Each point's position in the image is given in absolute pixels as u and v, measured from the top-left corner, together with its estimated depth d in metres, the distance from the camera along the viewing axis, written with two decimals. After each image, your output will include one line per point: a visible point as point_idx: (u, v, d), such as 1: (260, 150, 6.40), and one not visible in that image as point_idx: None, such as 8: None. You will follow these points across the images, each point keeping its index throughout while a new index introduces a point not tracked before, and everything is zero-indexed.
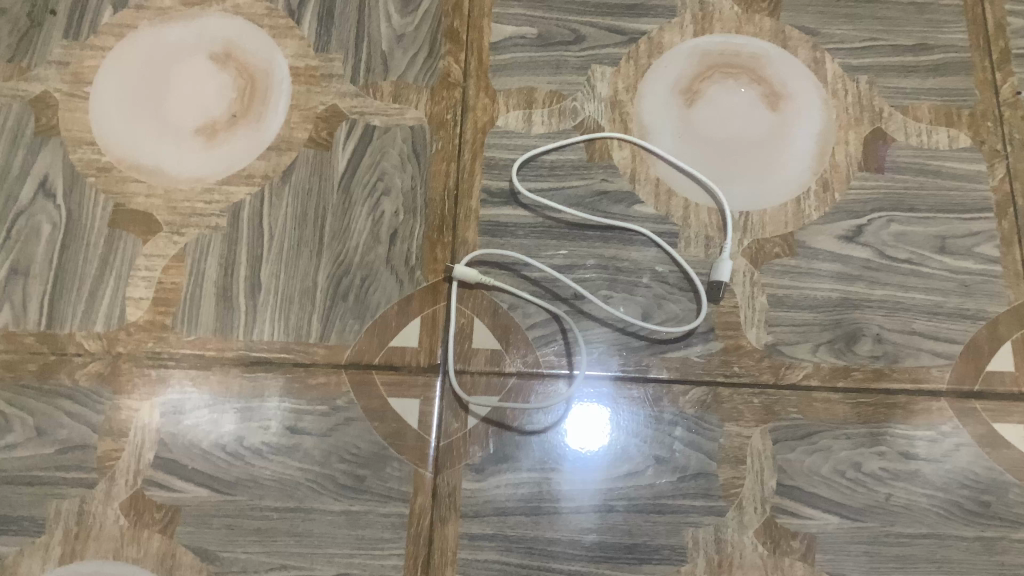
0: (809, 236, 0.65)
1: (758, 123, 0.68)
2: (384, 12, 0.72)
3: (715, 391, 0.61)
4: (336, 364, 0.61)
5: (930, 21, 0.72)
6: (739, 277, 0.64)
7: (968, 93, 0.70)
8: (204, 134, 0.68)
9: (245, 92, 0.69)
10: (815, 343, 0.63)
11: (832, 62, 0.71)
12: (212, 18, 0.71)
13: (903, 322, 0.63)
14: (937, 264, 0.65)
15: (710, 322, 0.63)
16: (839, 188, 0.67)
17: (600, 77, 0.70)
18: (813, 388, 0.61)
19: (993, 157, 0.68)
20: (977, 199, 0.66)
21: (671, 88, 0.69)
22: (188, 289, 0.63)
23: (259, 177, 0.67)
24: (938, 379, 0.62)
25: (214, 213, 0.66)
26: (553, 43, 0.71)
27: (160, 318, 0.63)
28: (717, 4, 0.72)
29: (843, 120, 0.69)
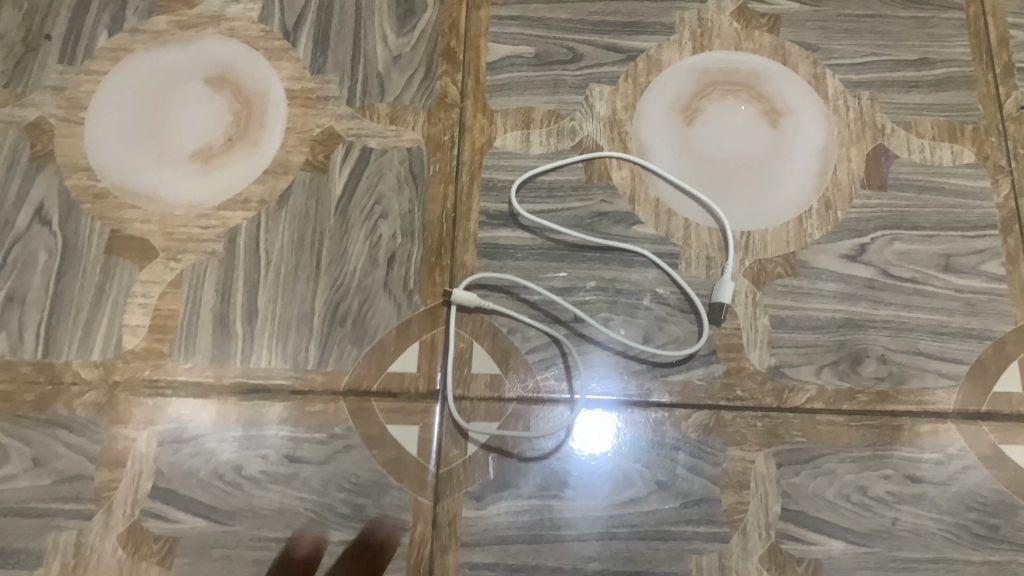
0: (811, 256, 0.65)
1: (761, 140, 0.67)
2: (381, 33, 0.71)
3: (718, 415, 0.60)
4: (334, 391, 0.61)
5: (932, 35, 0.71)
6: (741, 297, 0.64)
7: (971, 108, 0.69)
8: (200, 158, 0.67)
9: (241, 115, 0.68)
10: (818, 364, 0.62)
11: (833, 78, 0.70)
12: (208, 41, 0.71)
13: (907, 342, 0.62)
14: (942, 283, 0.64)
15: (712, 344, 0.62)
16: (841, 207, 0.66)
17: (598, 97, 0.69)
18: (817, 410, 0.61)
19: (997, 173, 0.67)
20: (982, 216, 0.66)
21: (672, 106, 0.69)
22: (185, 316, 0.63)
23: (255, 202, 0.66)
24: (944, 401, 0.61)
25: (211, 238, 0.65)
26: (551, 62, 0.70)
27: (156, 346, 0.62)
28: (716, 20, 0.72)
29: (844, 137, 0.68)
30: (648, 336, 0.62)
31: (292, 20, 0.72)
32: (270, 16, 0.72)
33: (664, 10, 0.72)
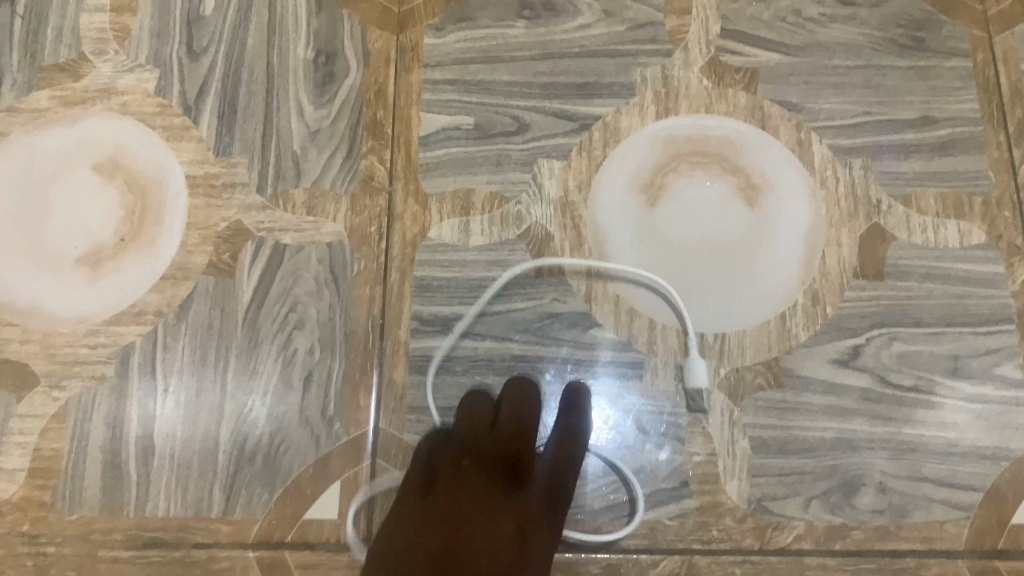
0: (796, 362, 0.55)
1: (736, 224, 0.58)
2: (295, 104, 0.61)
3: (690, 561, 0.52)
4: (242, 544, 0.53)
5: (935, 88, 0.61)
6: (715, 416, 0.55)
7: (979, 177, 0.59)
8: (88, 263, 0.58)
9: (135, 210, 0.59)
10: (806, 496, 0.53)
11: (820, 143, 0.60)
12: (96, 121, 0.61)
13: (909, 465, 0.53)
14: (949, 391, 0.55)
15: (682, 474, 0.54)
16: (831, 302, 0.57)
17: (547, 174, 0.60)
18: (805, 551, 0.52)
19: (1012, 255, 0.57)
20: (995, 307, 0.56)
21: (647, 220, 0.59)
22: (69, 457, 0.55)
23: (151, 315, 0.57)
24: (954, 537, 0.52)
25: (100, 359, 0.56)
26: (494, 133, 0.61)
27: (38, 494, 0.54)
28: (683, 77, 0.62)
29: (834, 216, 0.58)
30: (624, 438, 0.54)
31: (194, 91, 0.62)
32: (168, 88, 0.62)
33: (623, 66, 0.62)
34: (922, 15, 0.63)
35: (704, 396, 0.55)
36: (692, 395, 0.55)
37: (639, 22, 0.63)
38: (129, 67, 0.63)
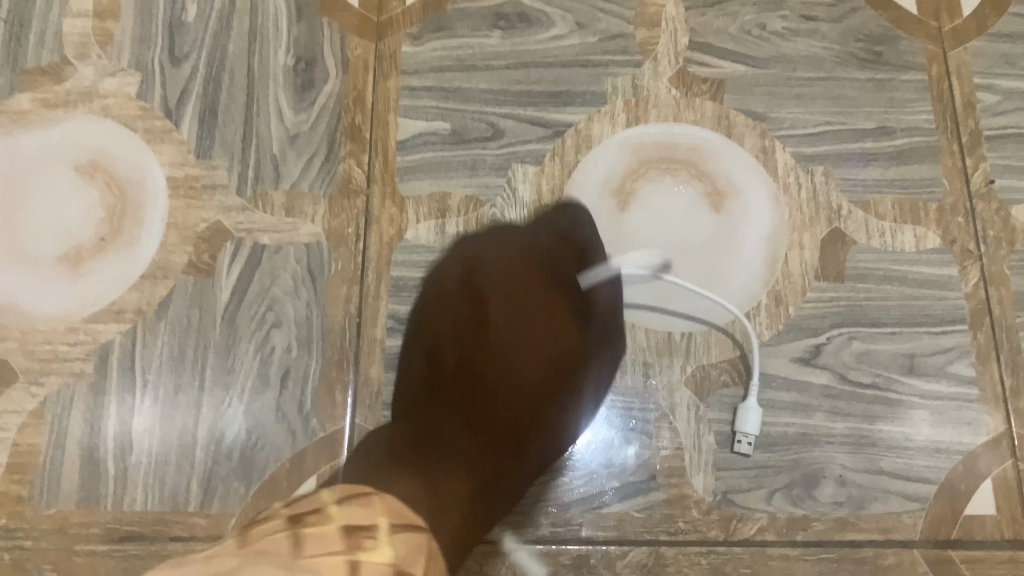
0: (760, 360, 0.57)
1: (703, 227, 0.60)
2: (275, 109, 0.63)
3: (658, 552, 0.54)
4: (218, 538, 0.54)
5: (893, 99, 0.64)
6: (682, 412, 0.56)
7: (934, 184, 0.62)
8: (67, 262, 0.59)
9: (115, 210, 0.60)
10: (769, 488, 0.55)
11: (784, 151, 0.63)
12: (77, 123, 0.62)
13: (867, 459, 0.56)
14: (906, 388, 0.57)
15: (649, 468, 0.55)
16: (793, 302, 0.59)
17: (521, 179, 0.62)
18: (768, 542, 0.54)
19: (965, 258, 0.60)
20: (949, 308, 0.59)
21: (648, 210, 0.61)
22: (47, 452, 0.55)
23: (130, 313, 0.58)
24: (910, 528, 0.54)
25: (79, 356, 0.57)
26: (469, 139, 0.63)
27: (16, 489, 0.55)
28: (652, 87, 0.64)
29: (796, 221, 0.61)
30: (595, 433, 0.56)
31: (175, 95, 0.63)
32: (149, 92, 0.63)
33: (595, 76, 0.65)
34: (880, 29, 0.66)
35: (672, 393, 0.57)
36: (660, 391, 0.57)
37: (610, 33, 0.66)
38: (111, 71, 0.64)
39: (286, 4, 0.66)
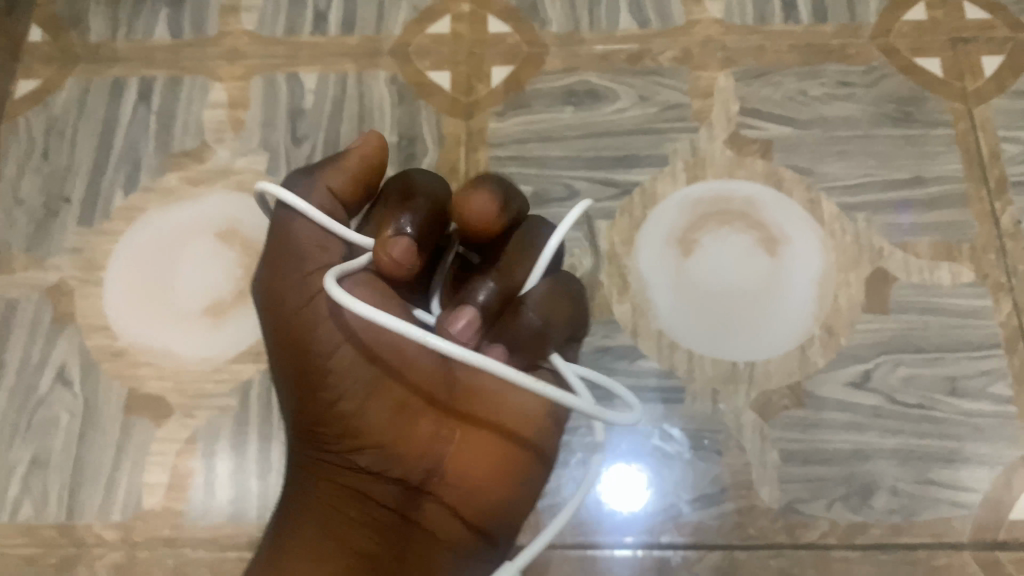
0: (815, 385, 0.65)
1: (759, 267, 0.68)
2: None
3: (731, 555, 0.61)
4: None
5: (924, 153, 0.72)
6: (748, 432, 0.64)
7: (966, 226, 0.69)
8: (211, 313, 0.70)
9: (250, 269, 0.71)
10: (828, 498, 0.62)
11: (828, 201, 0.71)
12: (217, 196, 0.74)
13: (917, 471, 0.62)
14: (949, 407, 0.64)
15: (721, 481, 0.63)
16: (844, 334, 0.66)
17: (596, 232, 0.71)
18: (831, 546, 0.61)
19: (998, 291, 0.67)
20: (985, 335, 0.66)
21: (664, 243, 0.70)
22: (200, 473, 0.65)
23: (266, 354, 0.68)
24: (959, 531, 0.60)
25: (223, 393, 0.67)
26: (549, 199, 0.72)
27: (175, 504, 0.64)
28: (708, 149, 0.73)
29: (842, 262, 0.69)
30: (671, 455, 0.63)
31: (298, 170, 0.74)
32: (276, 168, 0.75)
33: (657, 141, 0.74)
34: (910, 92, 0.74)
35: (738, 416, 0.64)
36: (727, 415, 0.64)
37: (669, 104, 0.75)
38: (244, 151, 0.75)
39: (389, 91, 0.77)
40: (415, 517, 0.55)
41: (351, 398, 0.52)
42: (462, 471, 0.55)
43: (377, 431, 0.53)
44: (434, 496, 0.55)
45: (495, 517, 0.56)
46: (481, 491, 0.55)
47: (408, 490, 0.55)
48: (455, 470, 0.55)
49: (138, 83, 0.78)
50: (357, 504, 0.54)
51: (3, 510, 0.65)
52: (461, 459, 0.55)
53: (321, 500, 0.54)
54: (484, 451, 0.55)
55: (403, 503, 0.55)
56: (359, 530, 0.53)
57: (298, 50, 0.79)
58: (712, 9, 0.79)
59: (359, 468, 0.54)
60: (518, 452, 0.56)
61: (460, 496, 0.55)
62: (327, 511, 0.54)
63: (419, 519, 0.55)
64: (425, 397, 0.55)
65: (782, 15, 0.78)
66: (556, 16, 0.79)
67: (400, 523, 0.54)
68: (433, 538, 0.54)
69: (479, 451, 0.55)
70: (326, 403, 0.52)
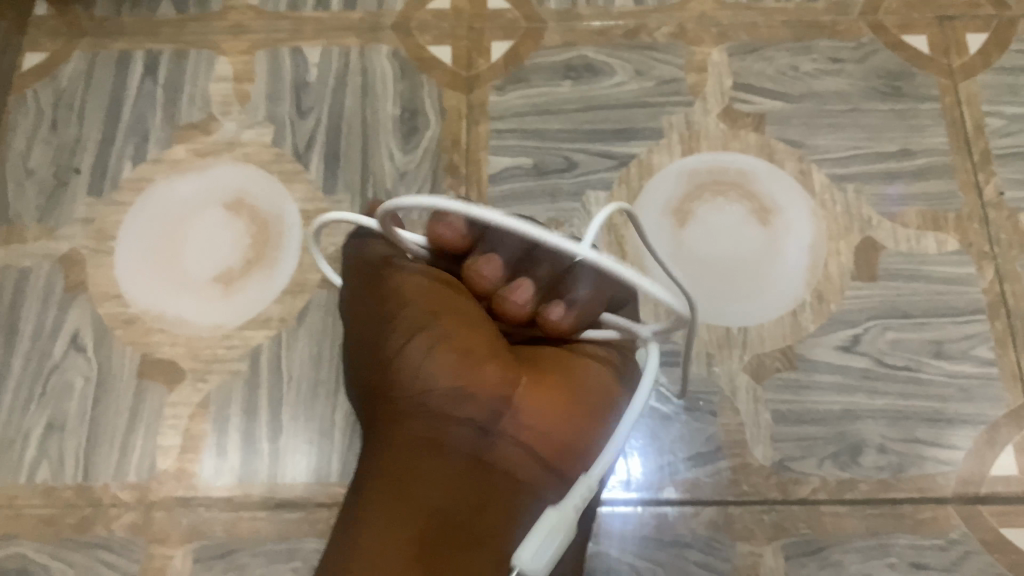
0: (807, 349, 0.67)
1: (753, 237, 0.71)
2: (387, 152, 0.75)
3: (726, 511, 0.63)
4: None
5: (912, 126, 0.75)
6: (742, 394, 0.66)
7: (952, 196, 0.72)
8: (222, 281, 0.71)
9: (259, 238, 0.72)
10: (819, 457, 0.64)
11: (819, 173, 0.73)
12: (224, 168, 0.75)
13: (904, 430, 0.65)
14: (934, 370, 0.67)
15: (717, 440, 0.65)
16: (834, 299, 0.69)
17: (595, 203, 0.73)
18: (820, 501, 0.63)
19: (982, 259, 0.70)
20: (968, 301, 0.68)
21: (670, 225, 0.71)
22: (212, 436, 0.67)
23: (275, 321, 0.70)
24: (943, 486, 0.63)
25: (234, 358, 0.69)
26: (549, 171, 0.74)
27: (188, 466, 0.66)
28: (703, 122, 0.76)
29: (832, 231, 0.71)
30: (668, 417, 0.66)
31: (303, 142, 0.76)
32: (281, 140, 0.76)
33: (654, 115, 0.76)
34: (898, 68, 0.77)
35: (732, 378, 0.67)
36: (722, 377, 0.67)
37: (665, 79, 0.77)
38: (250, 124, 0.77)
39: (391, 65, 0.79)
40: (494, 461, 0.47)
41: (419, 340, 0.49)
42: (538, 405, 0.48)
43: (443, 375, 0.48)
44: (511, 434, 0.48)
45: (581, 460, 0.49)
46: (558, 428, 0.48)
47: (484, 432, 0.48)
48: (530, 407, 0.48)
49: (144, 57, 0.80)
50: (431, 451, 0.47)
51: (21, 473, 0.67)
52: (536, 396, 0.49)
53: (396, 454, 0.48)
54: (557, 390, 0.50)
55: (481, 445, 0.48)
56: (433, 483, 0.46)
57: (301, 25, 0.81)
58: None
59: (430, 410, 0.48)
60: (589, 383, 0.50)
61: (538, 434, 0.48)
62: (401, 460, 0.47)
63: (500, 466, 0.47)
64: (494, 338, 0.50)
65: None
66: None
67: (476, 468, 0.47)
68: (513, 484, 0.47)
69: (554, 390, 0.49)
70: (396, 347, 0.49)
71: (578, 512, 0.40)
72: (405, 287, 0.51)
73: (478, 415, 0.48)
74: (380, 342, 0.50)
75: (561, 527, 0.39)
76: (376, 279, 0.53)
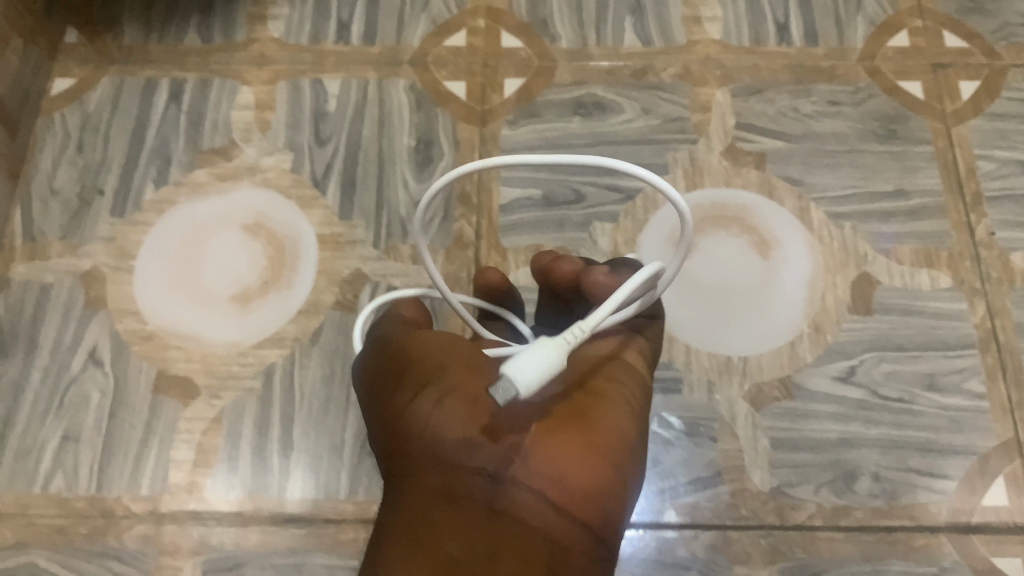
0: (804, 378, 0.70)
1: (752, 267, 0.73)
2: (402, 180, 0.78)
3: (725, 534, 0.65)
4: (365, 520, 0.66)
5: (906, 167, 0.78)
6: (741, 420, 0.68)
7: (945, 235, 0.75)
8: (238, 301, 0.74)
9: (275, 260, 0.75)
10: (816, 483, 0.66)
11: (817, 210, 0.76)
12: (244, 192, 0.78)
13: (898, 459, 0.67)
14: (927, 401, 0.69)
15: (716, 465, 0.67)
16: (830, 331, 0.71)
17: (600, 234, 0.76)
18: (816, 527, 0.65)
19: (973, 296, 0.72)
20: (961, 336, 0.71)
21: (682, 278, 0.73)
22: (224, 450, 0.69)
23: (289, 340, 0.72)
24: (935, 514, 0.65)
25: (248, 375, 0.71)
26: (557, 202, 0.77)
27: (200, 479, 0.68)
28: (706, 159, 0.79)
29: (829, 265, 0.74)
30: (669, 442, 0.68)
31: (321, 169, 0.79)
32: (300, 167, 0.79)
33: (659, 151, 0.79)
34: (893, 111, 0.80)
35: (732, 405, 0.69)
36: (722, 404, 0.69)
37: (670, 117, 0.80)
38: (270, 150, 0.80)
39: (408, 97, 0.82)
40: (506, 511, 0.42)
41: (426, 396, 0.46)
42: (551, 450, 0.43)
43: (451, 425, 0.44)
44: (523, 481, 0.42)
45: (598, 505, 0.43)
46: (572, 473, 0.43)
47: (495, 478, 0.42)
48: (539, 449, 0.42)
49: (170, 84, 0.83)
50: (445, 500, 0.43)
51: (35, 483, 0.68)
52: (548, 437, 0.43)
53: (409, 508, 0.44)
54: (573, 436, 0.44)
55: (491, 495, 0.42)
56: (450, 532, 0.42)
57: (322, 58, 0.84)
58: (711, 30, 0.85)
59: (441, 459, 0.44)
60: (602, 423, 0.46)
61: (551, 480, 0.42)
62: (414, 515, 0.43)
63: (514, 513, 0.42)
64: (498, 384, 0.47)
65: (776, 37, 0.84)
66: (565, 32, 0.85)
67: (490, 518, 0.42)
68: (529, 533, 0.42)
69: (569, 436, 0.44)
70: (406, 403, 0.47)
71: (574, 347, 0.37)
72: (411, 348, 0.51)
73: (485, 462, 0.42)
74: (388, 400, 0.48)
75: (558, 357, 0.36)
76: (381, 344, 0.52)
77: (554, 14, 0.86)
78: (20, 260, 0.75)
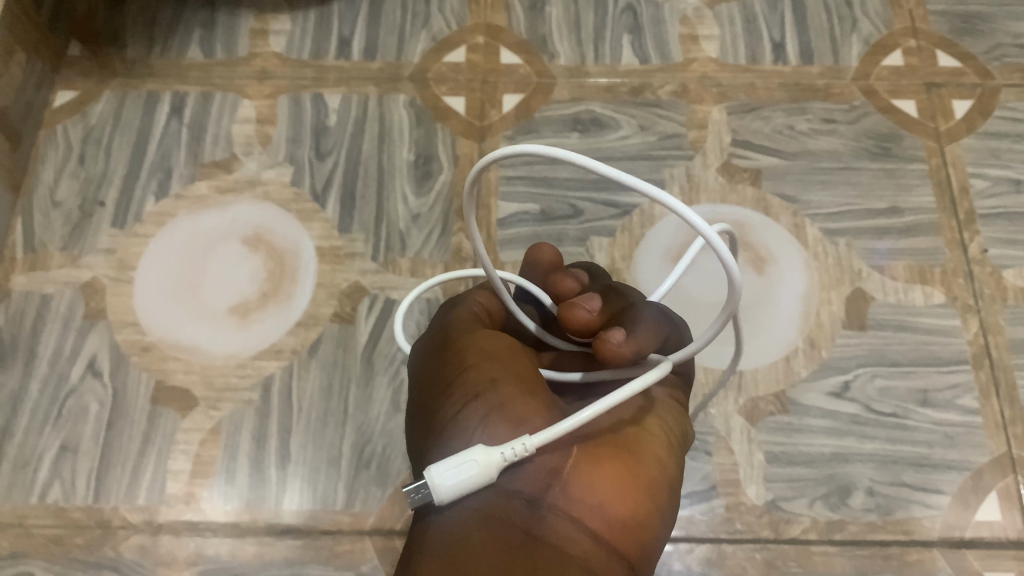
0: (798, 393, 0.70)
1: (750, 284, 0.74)
2: (401, 194, 0.79)
3: (720, 548, 0.65)
4: (361, 531, 0.66)
5: (900, 185, 0.79)
6: (737, 435, 0.69)
7: (938, 253, 0.75)
8: (238, 313, 0.74)
9: (275, 273, 0.75)
10: (810, 497, 0.67)
11: (811, 227, 0.77)
12: (244, 204, 0.79)
13: (892, 474, 0.67)
14: (922, 417, 0.69)
15: (711, 480, 0.67)
16: (825, 346, 0.72)
17: (598, 248, 0.76)
18: (811, 541, 0.65)
19: (966, 312, 0.73)
20: (954, 352, 0.72)
21: (718, 305, 0.73)
22: (222, 460, 0.69)
23: (288, 351, 0.72)
24: (929, 529, 0.66)
25: (247, 387, 0.71)
26: (554, 218, 0.78)
27: (196, 490, 0.68)
28: (702, 175, 0.79)
29: (824, 282, 0.74)
30: None
31: (321, 183, 0.80)
32: (301, 180, 0.80)
33: (656, 166, 0.80)
34: (887, 130, 0.81)
35: (727, 419, 0.69)
36: (717, 419, 0.69)
37: (667, 133, 0.81)
38: (270, 164, 0.81)
39: (408, 113, 0.83)
40: (543, 539, 0.40)
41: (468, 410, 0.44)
42: (593, 478, 0.41)
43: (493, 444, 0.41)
44: (561, 509, 0.41)
45: (637, 539, 0.41)
46: (614, 503, 0.41)
47: (532, 505, 0.40)
48: (581, 479, 0.41)
49: (172, 98, 0.84)
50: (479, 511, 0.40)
51: (32, 493, 0.68)
52: (590, 467, 0.42)
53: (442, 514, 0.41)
54: (615, 467, 0.42)
55: (528, 521, 0.40)
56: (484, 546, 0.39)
57: (324, 73, 0.85)
58: (708, 48, 0.86)
59: None
60: (648, 453, 0.45)
61: (591, 508, 0.41)
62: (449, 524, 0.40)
63: (550, 538, 0.40)
64: (546, 414, 0.44)
65: (772, 56, 0.85)
66: (564, 50, 0.86)
67: (525, 542, 0.40)
68: (565, 560, 0.40)
69: (612, 465, 0.43)
70: (450, 417, 0.44)
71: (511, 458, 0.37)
72: (466, 356, 0.48)
73: (524, 485, 0.40)
74: (434, 412, 0.46)
75: (486, 472, 0.36)
76: (441, 346, 0.50)
77: (553, 32, 0.87)
78: (20, 271, 0.76)
